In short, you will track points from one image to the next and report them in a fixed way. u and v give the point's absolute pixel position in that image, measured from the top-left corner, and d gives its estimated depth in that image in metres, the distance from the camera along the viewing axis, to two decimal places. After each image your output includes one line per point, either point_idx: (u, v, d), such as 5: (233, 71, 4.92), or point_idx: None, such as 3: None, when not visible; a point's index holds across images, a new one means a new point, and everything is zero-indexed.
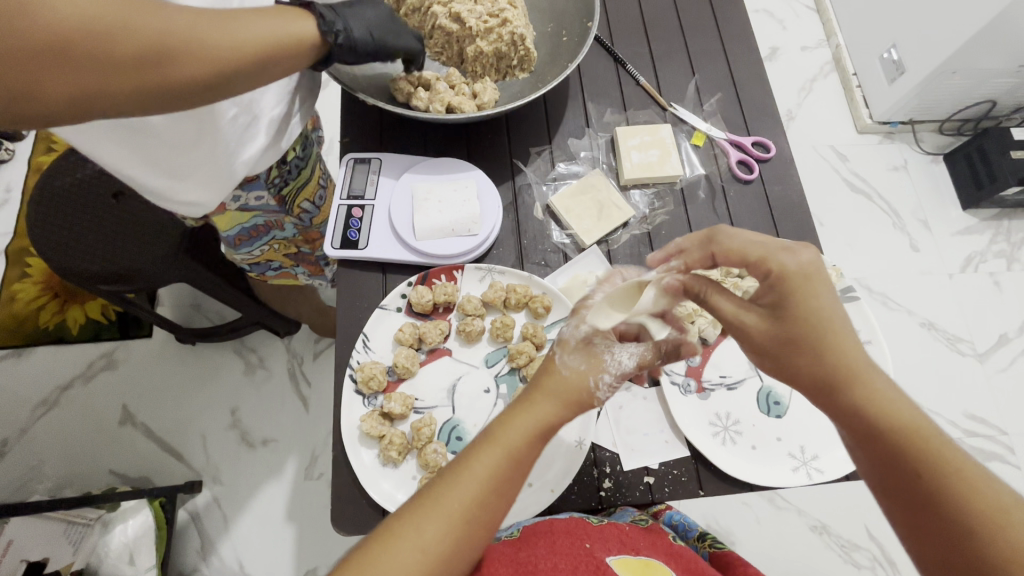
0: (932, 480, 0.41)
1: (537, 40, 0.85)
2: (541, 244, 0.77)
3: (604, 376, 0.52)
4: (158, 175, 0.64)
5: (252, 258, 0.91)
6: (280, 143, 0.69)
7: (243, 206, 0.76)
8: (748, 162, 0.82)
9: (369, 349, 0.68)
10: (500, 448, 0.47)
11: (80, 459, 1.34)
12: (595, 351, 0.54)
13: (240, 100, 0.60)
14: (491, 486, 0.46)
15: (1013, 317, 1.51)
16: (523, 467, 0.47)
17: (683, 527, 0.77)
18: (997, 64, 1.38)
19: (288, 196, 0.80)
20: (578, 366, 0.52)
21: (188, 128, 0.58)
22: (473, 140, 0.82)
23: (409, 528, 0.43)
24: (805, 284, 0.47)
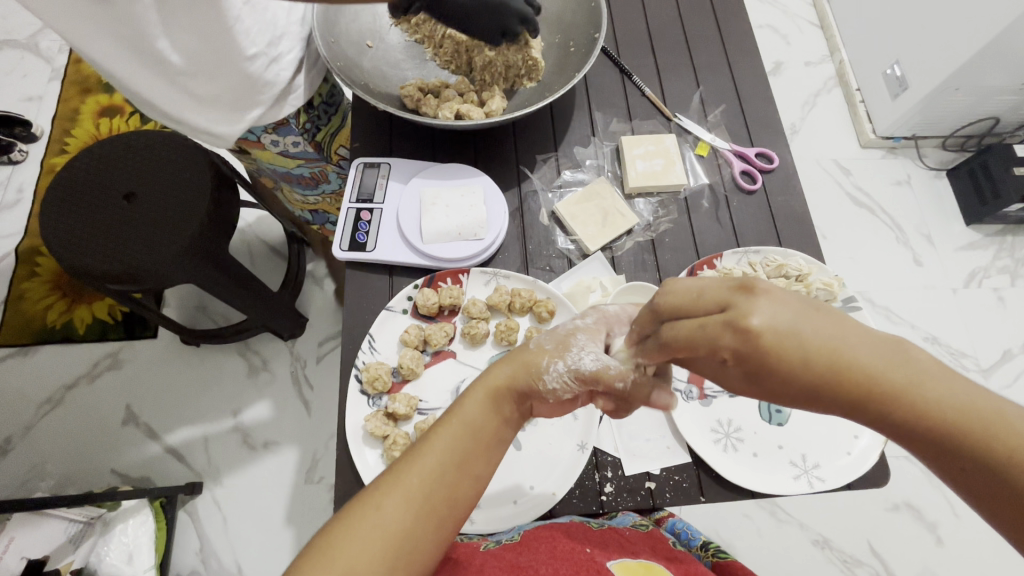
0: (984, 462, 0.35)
1: (545, 51, 0.86)
2: (547, 249, 0.78)
3: (556, 362, 0.52)
4: (183, 103, 0.67)
5: (310, 204, 1.04)
6: (291, 96, 0.73)
7: (284, 149, 0.84)
8: (752, 172, 0.84)
9: (375, 350, 0.69)
10: (453, 425, 0.50)
11: (82, 457, 1.35)
12: (568, 337, 0.54)
13: (260, 40, 0.64)
14: (448, 458, 0.48)
15: (1016, 333, 1.51)
16: (481, 442, 0.50)
17: (686, 535, 0.77)
18: (998, 81, 1.40)
19: (322, 141, 0.86)
20: (546, 346, 0.53)
21: (214, 60, 0.62)
22: (480, 146, 0.83)
23: (373, 506, 0.45)
24: (778, 330, 0.37)
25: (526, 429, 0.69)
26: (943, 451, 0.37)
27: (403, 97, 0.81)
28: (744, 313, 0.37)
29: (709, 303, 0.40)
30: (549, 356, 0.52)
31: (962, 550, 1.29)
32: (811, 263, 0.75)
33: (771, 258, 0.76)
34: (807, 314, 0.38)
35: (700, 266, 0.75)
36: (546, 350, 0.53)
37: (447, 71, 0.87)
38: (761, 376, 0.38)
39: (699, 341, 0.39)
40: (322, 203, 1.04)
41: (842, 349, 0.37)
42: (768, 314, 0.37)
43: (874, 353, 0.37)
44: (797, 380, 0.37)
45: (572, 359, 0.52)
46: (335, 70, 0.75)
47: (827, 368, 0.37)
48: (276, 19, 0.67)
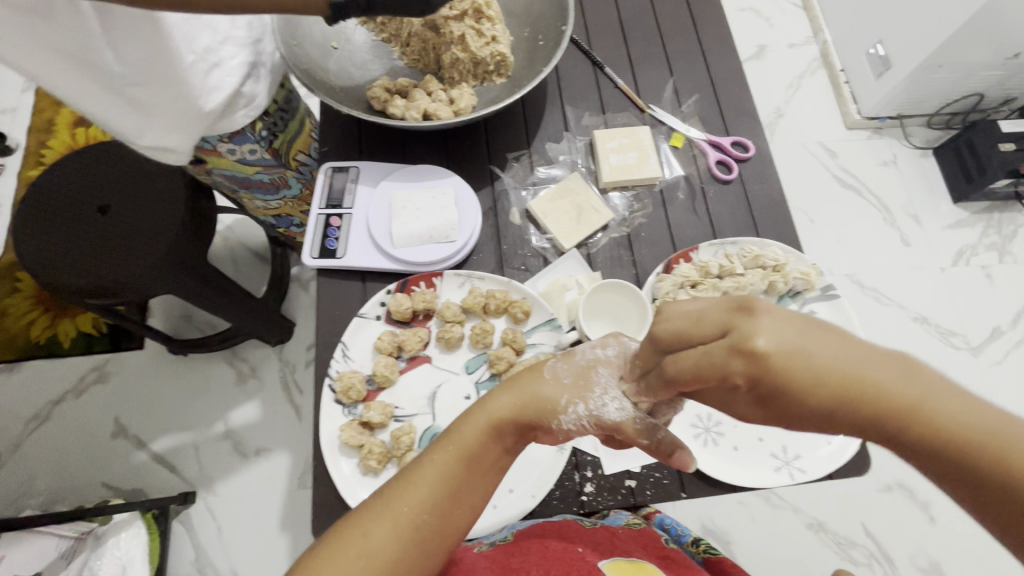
0: (992, 478, 0.36)
1: (513, 45, 0.85)
2: (521, 249, 0.77)
3: (578, 404, 0.51)
4: (130, 113, 0.65)
5: (273, 213, 1.04)
6: (243, 105, 0.71)
7: (241, 159, 0.83)
8: (727, 162, 0.83)
9: (348, 359, 0.68)
10: (450, 451, 0.50)
11: (73, 472, 1.34)
12: (590, 375, 0.52)
13: (198, 47, 0.63)
14: (438, 488, 0.48)
15: (1004, 309, 1.51)
16: (474, 471, 0.50)
17: (676, 531, 0.76)
18: (983, 56, 1.38)
19: (280, 148, 0.86)
20: (564, 379, 0.52)
21: (153, 71, 0.62)
22: (451, 146, 0.82)
23: (359, 531, 0.46)
24: (784, 352, 0.36)
25: None
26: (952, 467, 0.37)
27: (370, 99, 0.79)
28: (748, 335, 0.36)
29: (711, 327, 0.39)
30: (569, 395, 0.51)
31: (956, 528, 1.30)
32: (788, 253, 0.75)
33: (748, 249, 0.75)
34: (812, 333, 0.37)
35: (676, 260, 0.74)
36: (565, 385, 0.51)
37: (415, 69, 0.85)
38: (773, 401, 0.37)
39: (708, 371, 0.37)
40: (286, 210, 1.04)
41: (852, 367, 0.37)
42: (775, 334, 0.36)
43: (883, 368, 0.37)
44: (810, 403, 0.37)
45: (594, 403, 0.50)
46: (296, 76, 0.74)
47: (837, 386, 0.37)
48: (215, 23, 0.65)
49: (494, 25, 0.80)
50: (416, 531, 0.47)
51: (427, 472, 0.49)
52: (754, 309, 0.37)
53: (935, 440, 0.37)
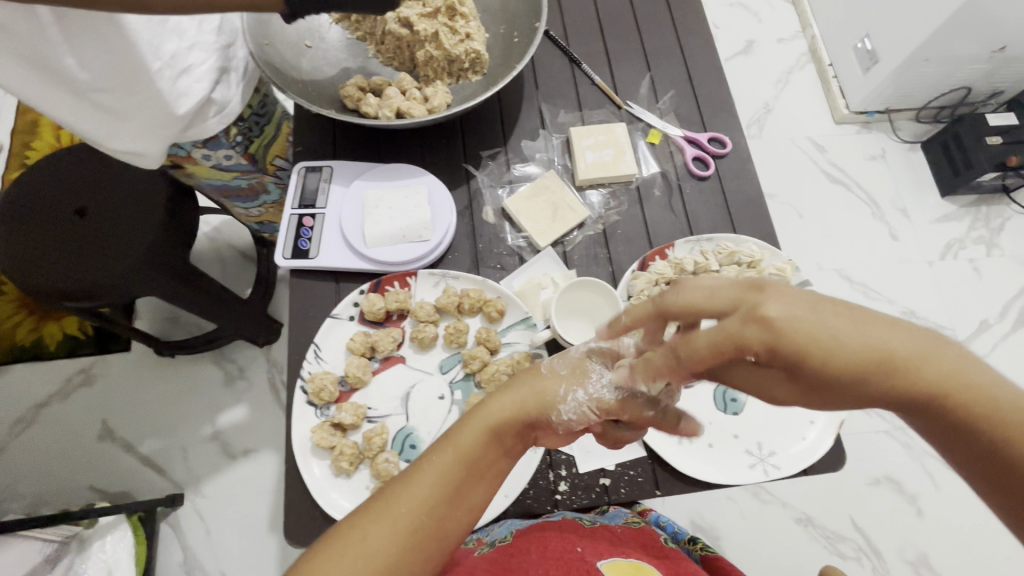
0: (1005, 448, 0.37)
1: (488, 42, 0.84)
2: (497, 247, 0.77)
3: (577, 390, 0.53)
4: (99, 118, 0.65)
5: (253, 213, 1.04)
6: (214, 110, 0.71)
7: (217, 163, 0.83)
8: (704, 158, 0.82)
9: (321, 360, 0.68)
10: (450, 453, 0.49)
11: (61, 475, 1.33)
12: (584, 364, 0.55)
13: (163, 54, 0.63)
14: (437, 487, 0.47)
15: (992, 302, 1.51)
16: (472, 472, 0.49)
17: (672, 529, 0.76)
18: (969, 50, 1.38)
19: (256, 152, 0.85)
20: (561, 370, 0.55)
21: (118, 75, 0.61)
22: (427, 144, 0.81)
23: (358, 533, 0.45)
24: (798, 321, 0.38)
25: None
26: (971, 437, 0.38)
27: (344, 98, 0.79)
28: (760, 306, 0.39)
29: (723, 303, 0.40)
30: (566, 385, 0.54)
31: (943, 520, 1.31)
32: (764, 248, 0.75)
33: (723, 245, 0.74)
34: (828, 306, 0.39)
35: (652, 257, 0.74)
36: (564, 375, 0.54)
37: (390, 68, 0.84)
38: (796, 371, 0.39)
39: (723, 343, 0.39)
40: (265, 212, 1.04)
41: (872, 338, 0.38)
42: (789, 305, 0.38)
43: (904, 340, 0.39)
44: (830, 372, 0.38)
45: (593, 387, 0.54)
46: (265, 73, 0.73)
47: (861, 357, 0.38)
48: (181, 28, 0.65)
49: (468, 23, 0.80)
50: (417, 532, 0.46)
51: (427, 471, 0.48)
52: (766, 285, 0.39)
53: (954, 411, 0.38)
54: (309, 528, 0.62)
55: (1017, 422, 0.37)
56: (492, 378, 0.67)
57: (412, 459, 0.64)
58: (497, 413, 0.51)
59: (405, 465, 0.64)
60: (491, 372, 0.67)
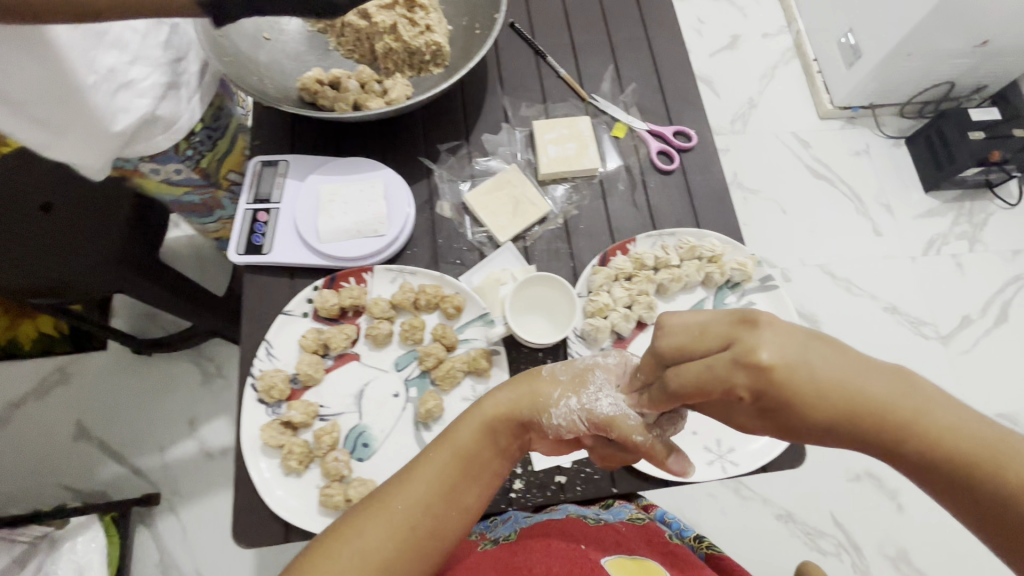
0: (973, 485, 0.39)
1: (451, 34, 0.83)
2: (456, 243, 0.76)
3: (570, 398, 0.54)
4: (35, 131, 0.63)
5: (215, 228, 1.06)
6: (161, 127, 0.72)
7: (168, 177, 0.85)
8: (669, 152, 0.81)
9: (272, 357, 0.66)
10: (445, 450, 0.53)
11: (37, 474, 1.32)
12: (584, 372, 0.55)
13: (99, 67, 0.63)
14: (433, 487, 0.51)
15: (975, 298, 1.51)
16: (465, 470, 0.53)
17: (678, 526, 0.73)
18: (952, 43, 1.38)
19: (207, 167, 0.87)
20: (561, 377, 0.55)
21: (53, 89, 0.60)
22: (387, 137, 0.80)
23: (357, 531, 0.49)
24: (784, 364, 0.39)
25: (432, 428, 0.65)
26: (943, 474, 0.40)
27: (301, 91, 0.77)
28: (751, 348, 0.39)
29: (712, 341, 0.41)
30: (562, 390, 0.54)
31: (923, 515, 1.31)
32: (726, 243, 0.74)
33: (685, 240, 0.73)
34: (813, 346, 0.40)
35: (613, 252, 0.73)
36: (562, 383, 0.54)
37: (351, 61, 0.83)
38: (779, 413, 0.40)
39: (712, 384, 0.40)
40: (225, 226, 1.07)
41: (852, 379, 0.40)
42: (777, 347, 0.39)
43: (882, 381, 0.40)
44: (813, 412, 0.40)
45: (588, 398, 0.53)
46: (216, 65, 0.72)
47: (841, 399, 0.40)
48: (123, 40, 0.65)
49: (428, 14, 0.79)
50: (411, 528, 0.49)
51: (424, 471, 0.52)
52: (757, 323, 0.40)
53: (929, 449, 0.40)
54: (263, 527, 0.61)
55: (990, 460, 0.39)
56: (446, 374, 0.66)
57: (364, 458, 0.64)
58: (491, 411, 0.54)
59: (356, 464, 0.63)
60: (446, 369, 0.66)
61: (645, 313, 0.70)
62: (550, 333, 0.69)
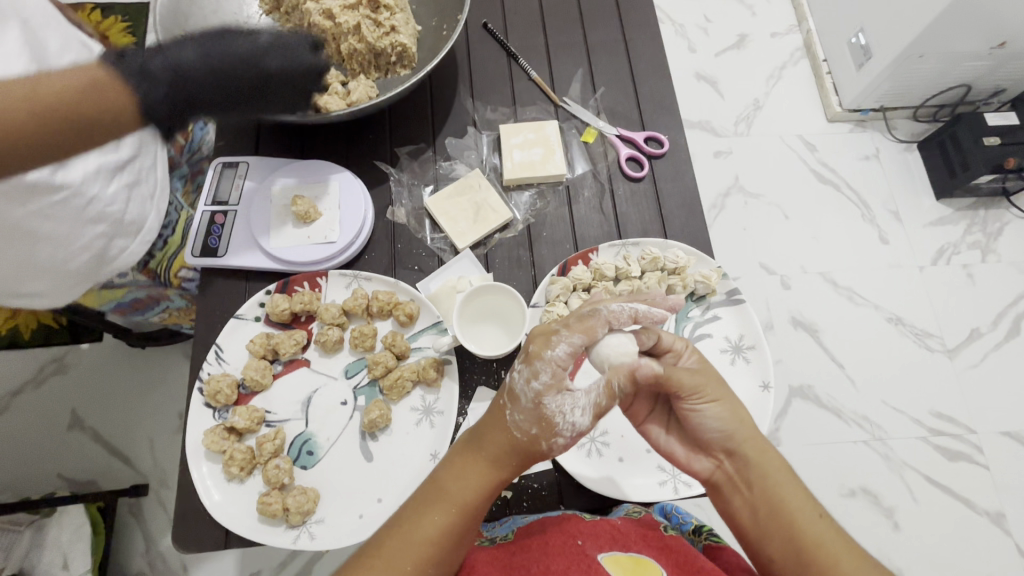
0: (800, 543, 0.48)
1: (420, 35, 0.81)
2: (415, 249, 0.74)
3: (557, 439, 0.51)
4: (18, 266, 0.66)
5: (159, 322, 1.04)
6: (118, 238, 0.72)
7: (110, 283, 0.84)
8: (639, 158, 0.79)
9: (221, 361, 0.66)
10: (446, 504, 0.50)
11: (30, 462, 1.34)
12: (548, 413, 0.51)
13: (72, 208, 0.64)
14: (437, 543, 0.48)
15: (986, 310, 1.44)
16: (467, 523, 0.50)
17: (677, 519, 0.68)
18: (968, 45, 1.31)
19: (157, 267, 0.86)
20: (528, 429, 0.51)
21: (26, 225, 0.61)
22: (351, 140, 0.79)
23: None
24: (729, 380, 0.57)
25: (379, 438, 0.64)
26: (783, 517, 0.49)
27: None
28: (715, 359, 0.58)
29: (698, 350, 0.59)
30: (542, 437, 0.51)
31: (921, 533, 1.26)
32: (691, 254, 0.71)
33: (648, 251, 0.71)
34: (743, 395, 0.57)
35: (573, 261, 0.71)
36: (531, 436, 0.51)
37: None
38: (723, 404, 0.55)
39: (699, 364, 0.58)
40: (170, 318, 1.05)
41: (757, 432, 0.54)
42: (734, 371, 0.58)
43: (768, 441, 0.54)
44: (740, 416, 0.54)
45: (564, 427, 0.52)
46: None
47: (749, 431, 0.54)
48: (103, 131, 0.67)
49: (393, 14, 0.76)
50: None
51: (425, 527, 0.49)
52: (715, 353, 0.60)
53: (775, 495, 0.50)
54: (210, 531, 0.61)
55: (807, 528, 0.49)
56: (394, 384, 0.65)
57: (307, 466, 0.63)
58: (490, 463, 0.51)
59: (300, 472, 0.63)
60: (393, 378, 0.65)
61: None
62: (502, 343, 0.68)
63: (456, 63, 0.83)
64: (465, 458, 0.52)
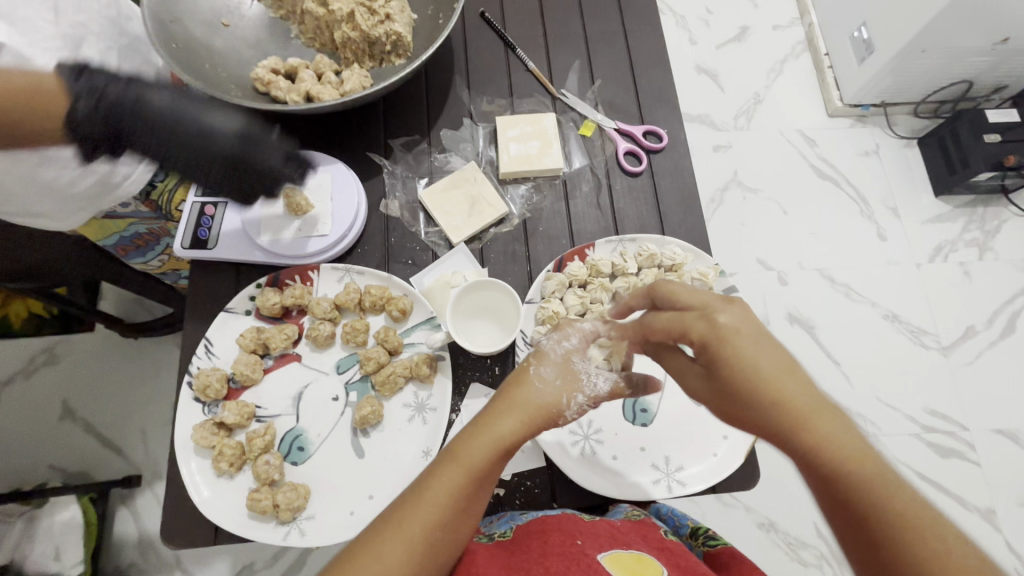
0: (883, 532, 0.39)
1: (415, 24, 0.79)
2: (409, 243, 0.73)
3: (576, 396, 0.51)
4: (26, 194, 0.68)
5: (157, 268, 0.98)
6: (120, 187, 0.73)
7: (111, 210, 0.78)
8: (637, 152, 0.78)
9: (211, 355, 0.65)
10: (456, 465, 0.46)
11: (21, 451, 1.33)
12: (573, 368, 0.53)
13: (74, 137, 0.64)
14: (448, 505, 0.46)
15: (982, 308, 1.44)
16: (479, 486, 0.47)
17: (673, 522, 0.69)
18: (971, 40, 1.30)
19: (158, 198, 0.78)
20: (553, 380, 0.51)
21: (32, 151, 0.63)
22: (343, 131, 0.77)
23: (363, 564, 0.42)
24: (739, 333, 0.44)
25: (371, 434, 0.64)
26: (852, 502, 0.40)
27: (255, 81, 0.75)
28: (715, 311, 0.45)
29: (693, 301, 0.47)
30: (565, 392, 0.51)
31: None
32: (688, 250, 0.70)
33: (644, 247, 0.70)
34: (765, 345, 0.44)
35: (569, 257, 0.70)
36: (556, 386, 0.50)
37: (311, 49, 0.80)
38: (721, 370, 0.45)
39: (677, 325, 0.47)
40: (169, 264, 0.97)
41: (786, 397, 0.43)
42: (737, 319, 0.45)
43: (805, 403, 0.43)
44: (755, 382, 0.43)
45: (588, 388, 0.52)
46: (156, 49, 0.68)
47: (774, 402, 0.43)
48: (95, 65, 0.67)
49: (388, 2, 0.75)
50: (426, 547, 0.44)
51: (435, 488, 0.46)
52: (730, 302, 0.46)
53: (847, 472, 0.40)
54: (199, 527, 0.61)
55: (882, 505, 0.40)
56: (386, 380, 0.64)
57: (298, 462, 0.62)
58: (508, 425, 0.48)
59: (290, 468, 0.62)
60: (386, 375, 0.64)
61: None
62: (496, 339, 0.67)
63: (451, 52, 0.82)
64: (481, 417, 0.49)
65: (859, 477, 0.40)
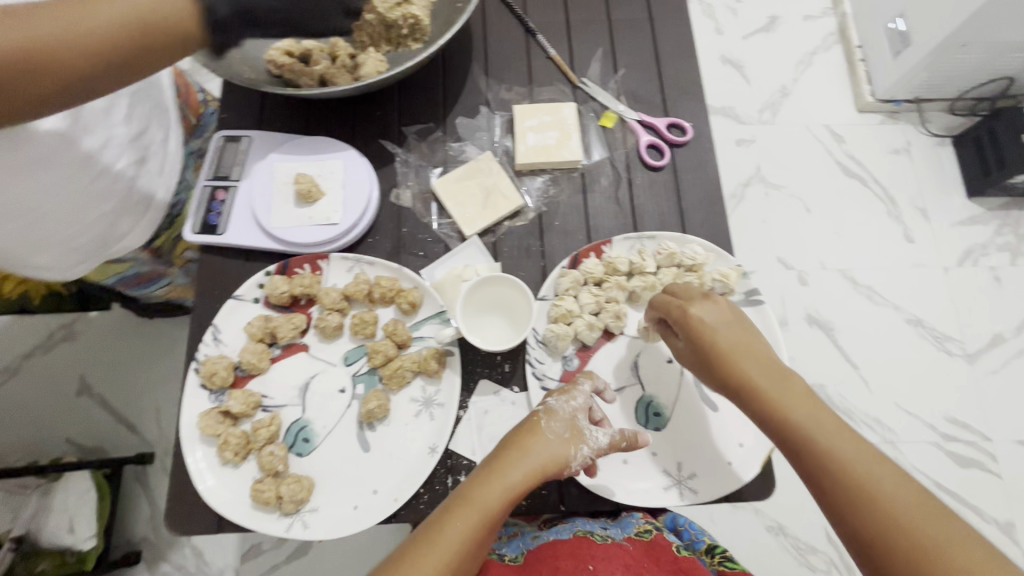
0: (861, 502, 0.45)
1: (434, 7, 0.76)
2: (421, 234, 0.71)
3: (581, 449, 0.55)
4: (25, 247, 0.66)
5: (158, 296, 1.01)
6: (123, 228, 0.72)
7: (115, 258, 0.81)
8: (660, 146, 0.74)
9: (219, 342, 0.65)
10: (473, 508, 0.49)
11: (37, 425, 1.35)
12: (580, 424, 0.57)
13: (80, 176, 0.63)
14: (464, 546, 0.48)
15: (1012, 316, 1.38)
16: (489, 530, 0.50)
17: (689, 536, 0.66)
18: (1015, 35, 1.23)
19: (161, 245, 0.83)
20: (562, 434, 0.55)
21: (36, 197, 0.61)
22: (358, 117, 0.75)
23: None
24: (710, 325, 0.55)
25: (377, 428, 0.62)
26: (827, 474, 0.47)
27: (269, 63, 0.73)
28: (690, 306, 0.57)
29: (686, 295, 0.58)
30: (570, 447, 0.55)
31: None
32: (709, 251, 0.68)
33: (664, 246, 0.67)
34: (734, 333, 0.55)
35: (585, 254, 0.67)
36: (564, 440, 0.55)
37: None
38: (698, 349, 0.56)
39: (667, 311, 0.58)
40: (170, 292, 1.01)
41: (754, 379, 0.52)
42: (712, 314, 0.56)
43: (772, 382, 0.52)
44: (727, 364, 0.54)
45: (591, 441, 0.56)
46: None
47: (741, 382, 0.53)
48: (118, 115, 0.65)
49: None
50: None
51: (451, 530, 0.48)
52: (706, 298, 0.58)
53: (823, 454, 0.47)
54: (203, 515, 0.60)
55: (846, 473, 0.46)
56: (394, 374, 0.63)
57: (303, 453, 0.61)
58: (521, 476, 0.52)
59: (295, 459, 0.61)
60: (393, 369, 0.63)
61: (612, 323, 0.66)
62: (507, 337, 0.65)
63: (470, 38, 0.79)
64: (496, 467, 0.52)
65: (811, 443, 0.48)
